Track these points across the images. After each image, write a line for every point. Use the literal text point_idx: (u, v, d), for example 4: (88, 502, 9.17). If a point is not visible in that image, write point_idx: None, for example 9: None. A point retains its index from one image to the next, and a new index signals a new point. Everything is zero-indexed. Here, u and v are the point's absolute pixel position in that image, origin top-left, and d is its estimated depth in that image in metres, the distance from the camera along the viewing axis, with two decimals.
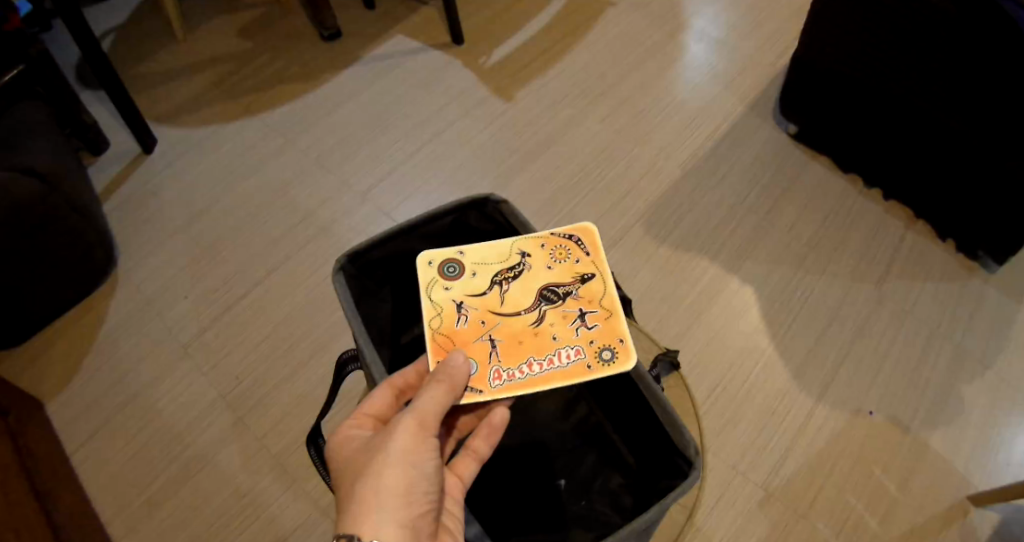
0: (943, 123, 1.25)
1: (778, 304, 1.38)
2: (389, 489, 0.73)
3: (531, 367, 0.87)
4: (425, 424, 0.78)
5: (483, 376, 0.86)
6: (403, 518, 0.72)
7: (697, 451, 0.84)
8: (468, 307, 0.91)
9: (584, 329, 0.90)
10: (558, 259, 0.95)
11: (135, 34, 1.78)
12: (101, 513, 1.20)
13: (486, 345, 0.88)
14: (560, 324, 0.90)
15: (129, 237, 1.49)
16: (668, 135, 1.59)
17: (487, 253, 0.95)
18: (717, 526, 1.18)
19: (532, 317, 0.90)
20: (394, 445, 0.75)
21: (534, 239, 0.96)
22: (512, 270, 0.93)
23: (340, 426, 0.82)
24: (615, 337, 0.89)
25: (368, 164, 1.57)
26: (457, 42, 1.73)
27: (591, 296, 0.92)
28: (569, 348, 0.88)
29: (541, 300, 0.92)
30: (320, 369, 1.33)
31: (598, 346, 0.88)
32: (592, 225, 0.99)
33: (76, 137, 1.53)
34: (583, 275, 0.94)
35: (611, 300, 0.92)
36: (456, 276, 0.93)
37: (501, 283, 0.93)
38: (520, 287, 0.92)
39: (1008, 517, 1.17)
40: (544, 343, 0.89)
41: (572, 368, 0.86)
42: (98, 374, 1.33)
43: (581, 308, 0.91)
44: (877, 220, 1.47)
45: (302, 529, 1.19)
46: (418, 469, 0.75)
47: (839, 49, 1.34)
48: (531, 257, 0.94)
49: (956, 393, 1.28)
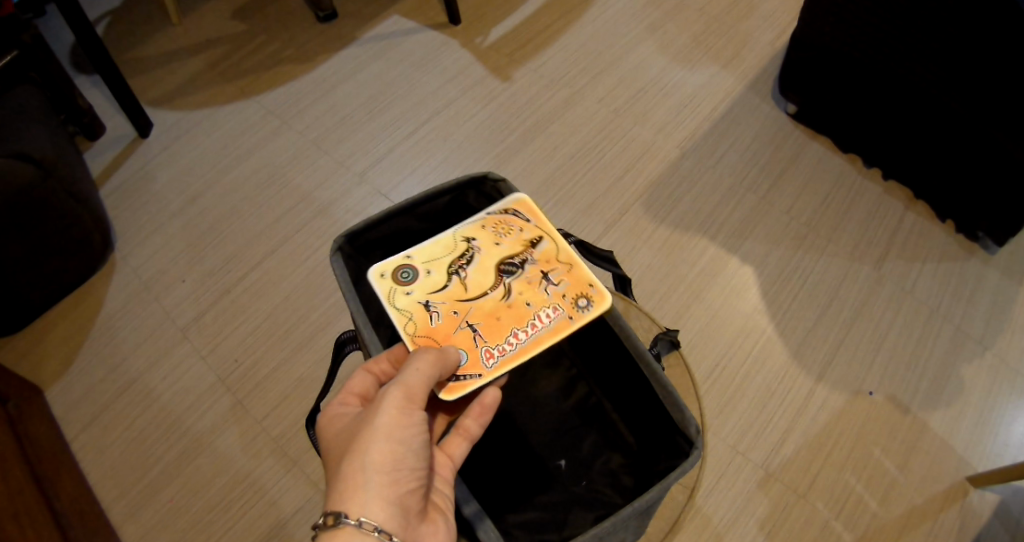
0: (943, 104, 1.23)
1: (777, 284, 1.37)
2: (376, 465, 0.73)
3: (518, 337, 0.87)
4: (413, 398, 0.77)
5: (477, 361, 0.86)
6: (391, 494, 0.72)
7: (698, 431, 0.85)
8: (436, 303, 0.89)
9: (553, 288, 0.90)
10: (504, 233, 0.93)
11: (129, 17, 1.76)
12: (104, 498, 1.22)
13: (468, 332, 0.88)
14: (529, 290, 0.90)
15: (126, 222, 1.48)
16: (667, 114, 1.57)
17: (435, 249, 0.92)
18: (716, 505, 1.18)
19: (501, 293, 0.90)
20: (380, 420, 0.75)
21: (474, 223, 0.94)
22: (464, 257, 0.92)
23: (329, 405, 0.82)
24: (586, 285, 0.90)
25: (364, 146, 1.55)
26: (454, 22, 1.71)
27: (549, 257, 0.92)
28: (547, 310, 0.88)
29: (503, 275, 0.91)
30: (317, 352, 1.33)
31: (572, 299, 0.89)
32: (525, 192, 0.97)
33: (72, 123, 1.52)
34: (534, 240, 0.93)
35: (568, 253, 0.92)
36: (414, 279, 0.91)
37: (459, 272, 0.91)
38: (479, 270, 0.91)
39: (1007, 498, 1.18)
40: (522, 314, 0.88)
41: (556, 326, 0.87)
42: (98, 358, 1.34)
43: (544, 271, 0.91)
44: (878, 198, 1.45)
45: (304, 512, 1.20)
46: (405, 445, 0.75)
47: (837, 28, 1.32)
48: (479, 241, 0.93)
49: (956, 374, 1.28)
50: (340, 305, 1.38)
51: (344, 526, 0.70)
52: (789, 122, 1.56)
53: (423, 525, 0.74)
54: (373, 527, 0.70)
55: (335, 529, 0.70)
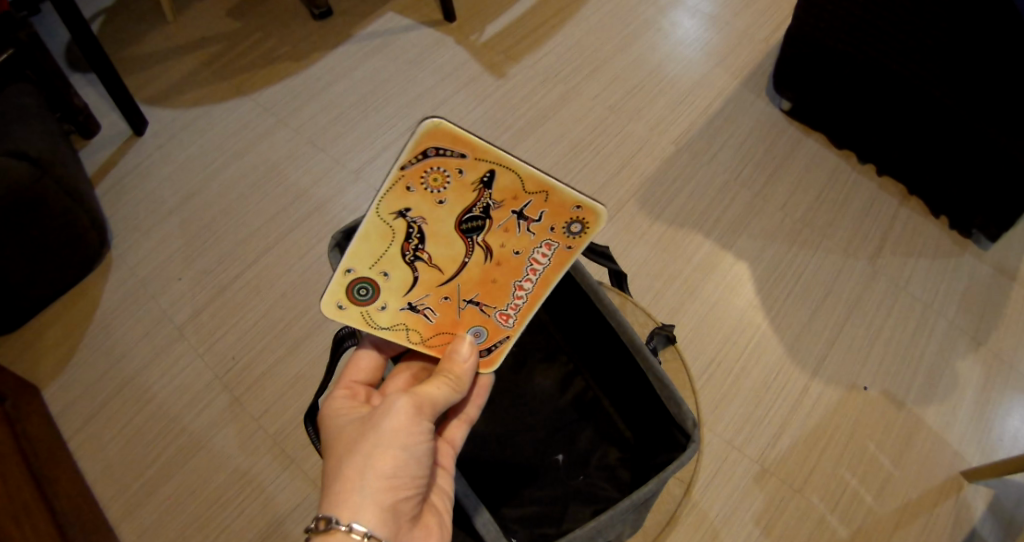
0: (937, 99, 1.24)
1: (772, 279, 1.37)
2: (376, 470, 0.73)
3: (524, 287, 0.86)
4: (423, 408, 0.78)
5: (496, 328, 0.87)
6: (386, 502, 0.72)
7: (695, 424, 0.86)
8: (418, 300, 0.86)
9: (533, 223, 0.84)
10: (441, 188, 0.81)
11: (123, 16, 1.76)
12: (102, 495, 1.22)
13: (471, 308, 0.86)
14: (510, 238, 0.84)
15: (121, 220, 1.48)
16: (662, 110, 1.57)
17: (373, 247, 0.83)
18: (712, 499, 1.19)
19: (480, 255, 0.85)
20: (386, 427, 0.76)
21: (394, 191, 0.81)
22: (413, 238, 0.83)
23: (333, 398, 0.83)
24: (569, 207, 0.84)
25: (360, 144, 1.55)
26: (448, 19, 1.71)
27: (511, 192, 0.82)
28: (539, 248, 0.85)
29: (469, 235, 0.84)
30: (314, 348, 1.33)
31: (559, 227, 0.85)
32: (433, 117, 0.79)
33: (68, 121, 1.51)
34: (482, 179, 0.81)
35: (529, 177, 0.82)
36: (376, 291, 0.84)
37: (419, 256, 0.84)
38: (440, 243, 0.84)
39: (1001, 492, 1.18)
40: (515, 264, 0.85)
41: (557, 259, 0.86)
42: (94, 356, 1.34)
43: (514, 210, 0.83)
44: (873, 194, 1.46)
45: (301, 509, 1.20)
46: (410, 454, 0.75)
47: (832, 25, 1.33)
48: (417, 211, 0.82)
49: (950, 369, 1.28)
50: None
51: (335, 530, 0.70)
52: (784, 118, 1.56)
53: (414, 532, 0.75)
54: (363, 533, 0.70)
55: (325, 533, 0.70)
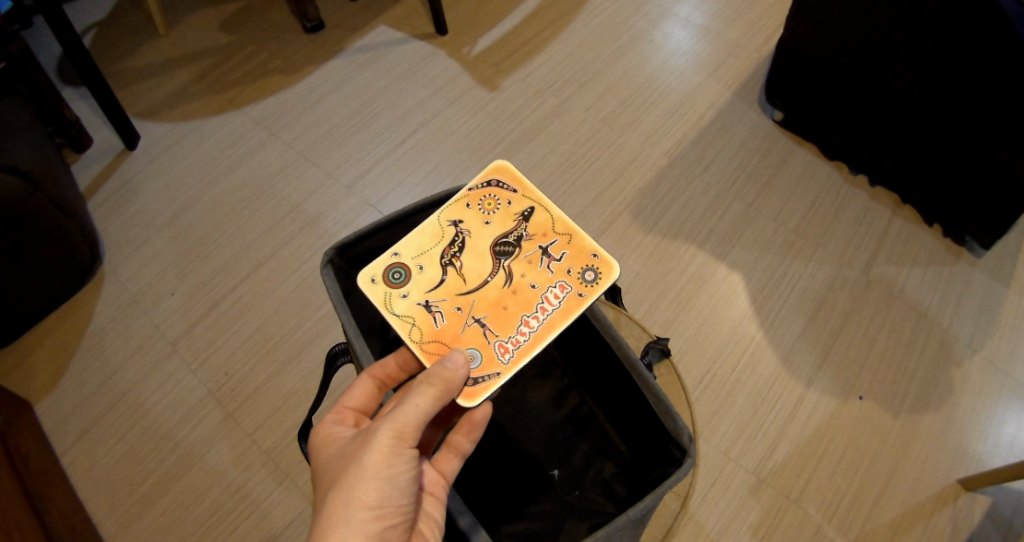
0: (930, 109, 1.25)
1: (766, 289, 1.38)
2: (359, 502, 0.73)
3: (530, 323, 0.85)
4: (403, 436, 0.76)
5: (492, 358, 0.84)
6: (371, 532, 0.72)
7: (692, 438, 0.86)
8: (434, 301, 0.87)
9: (554, 262, 0.89)
10: (490, 210, 0.92)
11: (115, 30, 1.75)
12: (95, 512, 1.21)
13: (476, 327, 0.86)
14: (530, 270, 0.88)
15: (114, 235, 1.48)
16: (654, 121, 1.57)
17: (421, 242, 0.91)
18: (708, 512, 1.19)
19: (502, 278, 0.88)
20: (369, 456, 0.74)
21: (457, 203, 0.92)
22: (454, 245, 0.90)
23: (323, 422, 0.83)
24: (588, 253, 0.89)
25: (353, 156, 1.55)
26: (440, 32, 1.71)
27: (543, 228, 0.91)
28: (552, 288, 0.87)
29: (499, 258, 0.89)
30: (308, 363, 1.33)
31: (575, 272, 0.88)
32: (499, 160, 0.95)
33: (60, 135, 1.50)
34: (524, 213, 0.91)
35: (561, 221, 0.91)
36: (407, 277, 0.89)
37: (452, 262, 0.89)
38: (472, 257, 0.89)
39: (997, 500, 1.18)
40: (528, 297, 0.87)
41: (567, 304, 0.86)
42: (86, 372, 1.33)
43: (540, 245, 0.90)
44: (866, 204, 1.46)
45: (295, 525, 1.19)
46: (393, 482, 0.74)
47: (823, 36, 1.33)
48: (466, 223, 0.91)
49: (945, 377, 1.28)
50: (330, 316, 1.37)
51: None
52: (777, 129, 1.56)
53: None
54: None
55: None
